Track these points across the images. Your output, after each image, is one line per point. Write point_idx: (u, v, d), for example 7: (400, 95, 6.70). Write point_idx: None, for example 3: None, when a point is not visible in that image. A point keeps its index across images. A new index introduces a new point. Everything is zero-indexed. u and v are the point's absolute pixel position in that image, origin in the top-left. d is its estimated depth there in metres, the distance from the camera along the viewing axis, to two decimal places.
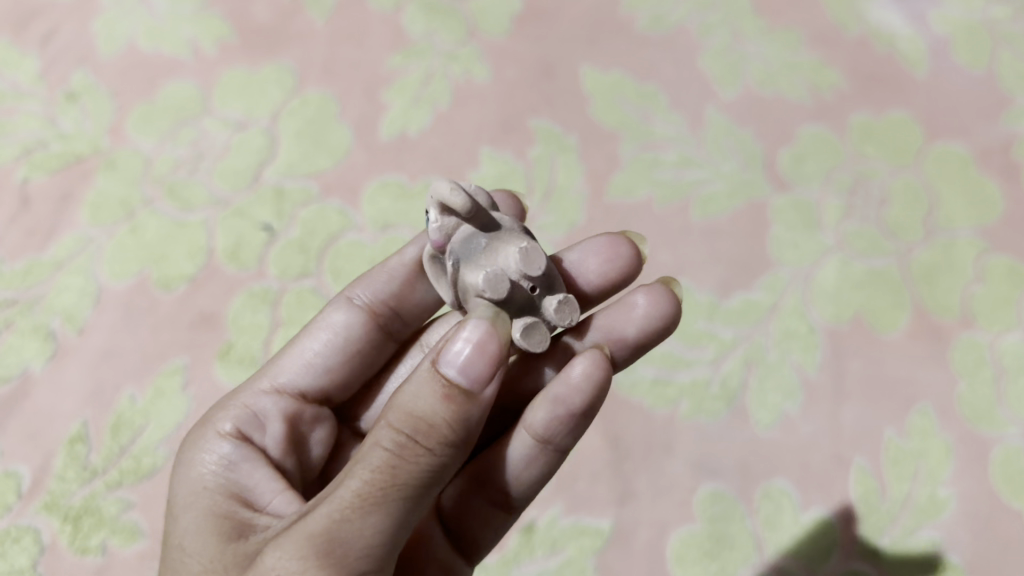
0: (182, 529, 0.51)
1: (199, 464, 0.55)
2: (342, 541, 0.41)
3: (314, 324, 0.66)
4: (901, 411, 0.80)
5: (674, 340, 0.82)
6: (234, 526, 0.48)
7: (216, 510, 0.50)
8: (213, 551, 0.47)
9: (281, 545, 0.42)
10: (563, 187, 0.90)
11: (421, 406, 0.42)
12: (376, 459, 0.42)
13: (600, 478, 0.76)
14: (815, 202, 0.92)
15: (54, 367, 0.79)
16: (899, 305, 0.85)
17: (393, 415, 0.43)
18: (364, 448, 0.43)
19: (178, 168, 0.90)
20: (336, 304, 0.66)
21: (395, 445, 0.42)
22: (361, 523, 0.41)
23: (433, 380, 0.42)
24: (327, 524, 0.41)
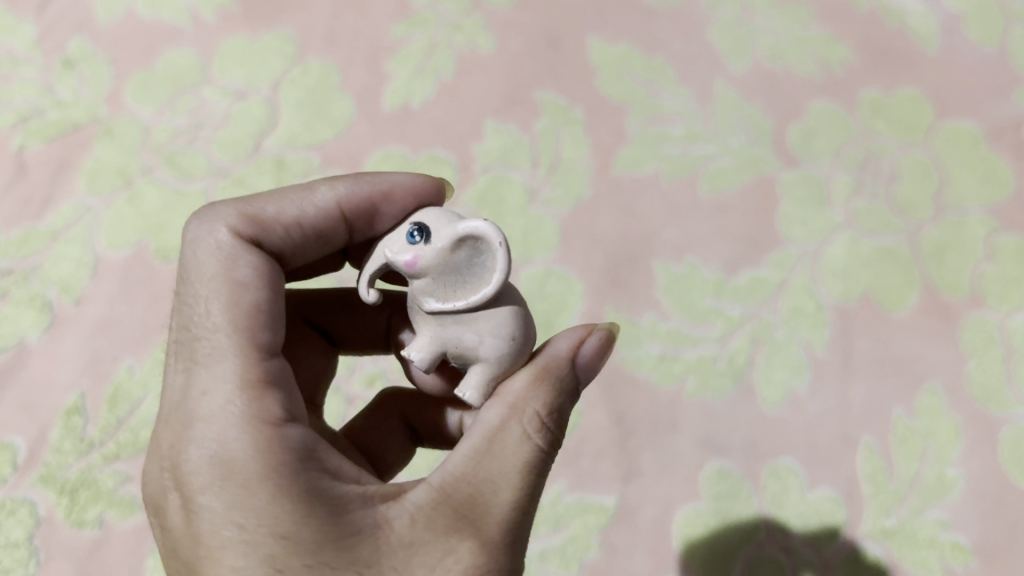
0: (283, 547, 0.43)
1: (256, 459, 0.44)
2: (515, 529, 0.47)
3: (225, 267, 0.50)
4: (910, 390, 0.79)
5: (681, 316, 0.81)
6: (357, 525, 0.44)
7: (321, 512, 0.44)
8: (360, 566, 0.43)
9: (470, 542, 0.45)
10: (569, 161, 0.89)
11: (561, 401, 0.50)
12: (536, 451, 0.47)
13: (605, 454, 0.75)
14: (824, 178, 0.90)
15: (51, 338, 0.78)
16: (909, 283, 0.84)
17: (542, 409, 0.49)
18: (517, 442, 0.47)
19: (177, 137, 0.89)
20: (229, 247, 0.51)
21: (550, 440, 0.48)
22: (527, 513, 0.47)
23: (567, 380, 0.51)
24: (508, 517, 0.46)
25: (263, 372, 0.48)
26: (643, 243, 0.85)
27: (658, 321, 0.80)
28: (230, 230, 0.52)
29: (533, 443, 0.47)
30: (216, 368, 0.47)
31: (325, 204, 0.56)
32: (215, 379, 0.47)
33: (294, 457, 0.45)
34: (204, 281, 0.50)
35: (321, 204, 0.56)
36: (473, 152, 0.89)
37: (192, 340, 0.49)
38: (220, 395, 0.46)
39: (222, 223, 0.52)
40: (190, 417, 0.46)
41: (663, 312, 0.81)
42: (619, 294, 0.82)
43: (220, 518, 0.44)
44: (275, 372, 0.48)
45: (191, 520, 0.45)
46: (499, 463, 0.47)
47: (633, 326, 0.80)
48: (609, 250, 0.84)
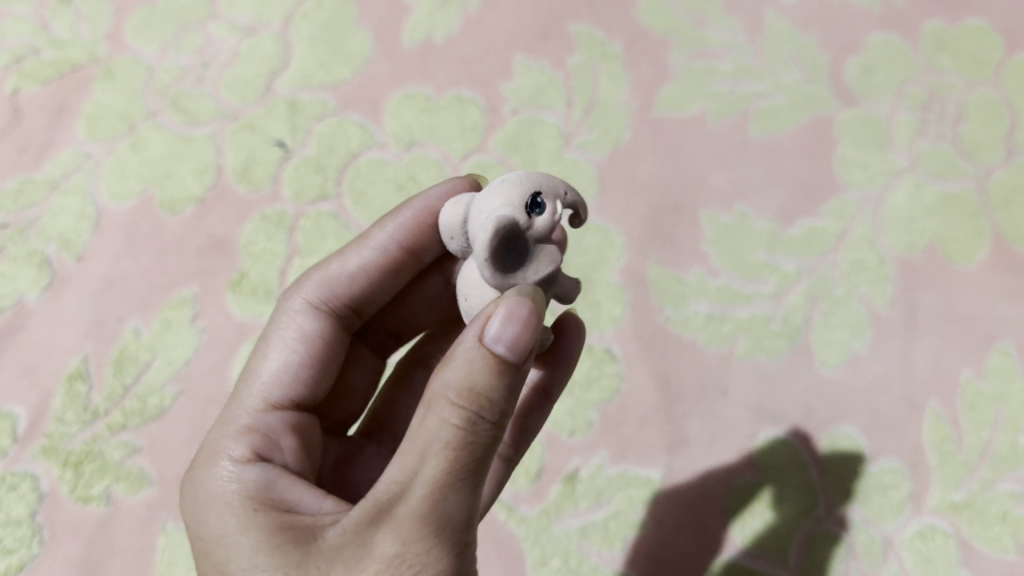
0: (232, 557, 0.42)
1: (229, 490, 0.45)
2: (445, 519, 0.38)
3: (277, 335, 0.55)
4: (978, 351, 0.72)
5: (731, 273, 0.74)
6: (294, 535, 0.41)
7: (265, 524, 0.42)
8: (286, 568, 0.40)
9: (388, 538, 0.38)
10: (607, 100, 0.82)
11: (478, 380, 0.40)
12: (446, 437, 0.39)
13: (649, 422, 0.69)
14: (885, 118, 0.82)
15: (52, 297, 0.72)
16: (978, 234, 0.76)
17: (449, 393, 0.40)
18: (427, 436, 0.39)
19: (183, 77, 0.82)
20: (296, 316, 0.55)
21: (470, 422, 0.39)
22: (458, 498, 0.39)
23: (486, 359, 0.40)
24: (426, 508, 0.38)
25: (260, 423, 0.50)
26: (688, 190, 0.78)
27: (706, 277, 0.74)
28: (306, 304, 0.55)
29: (445, 429, 0.39)
30: (234, 410, 0.51)
31: (381, 247, 0.57)
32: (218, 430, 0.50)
33: (260, 487, 0.45)
34: (264, 344, 0.55)
35: (378, 249, 0.57)
36: (502, 92, 0.82)
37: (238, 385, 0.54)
38: (225, 441, 0.49)
39: (297, 295, 0.56)
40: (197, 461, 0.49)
41: (711, 267, 0.75)
42: (663, 248, 0.75)
43: (199, 543, 0.44)
44: (270, 425, 0.50)
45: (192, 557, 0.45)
46: (411, 461, 0.39)
47: (679, 283, 0.74)
48: (651, 198, 0.78)
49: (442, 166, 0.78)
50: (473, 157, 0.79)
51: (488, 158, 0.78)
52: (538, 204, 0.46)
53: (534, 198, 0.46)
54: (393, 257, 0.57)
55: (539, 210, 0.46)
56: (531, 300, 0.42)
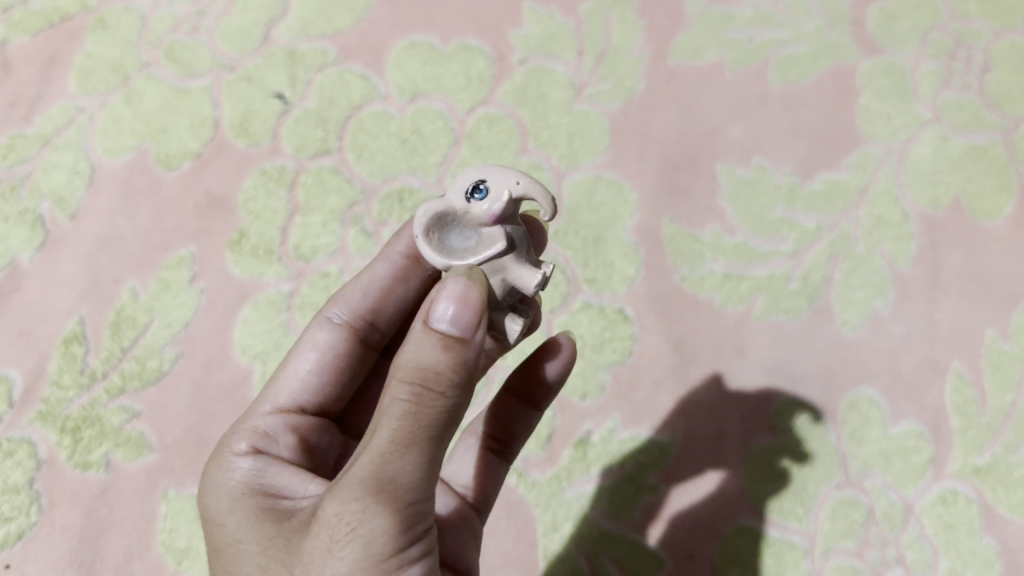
0: (219, 535, 0.43)
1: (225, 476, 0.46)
2: (390, 485, 0.37)
3: (304, 343, 0.55)
4: (1004, 310, 0.69)
5: (749, 229, 0.72)
6: (272, 516, 0.42)
7: (251, 505, 0.43)
8: (260, 541, 0.41)
9: (332, 503, 0.38)
10: (619, 49, 0.78)
11: (423, 356, 0.38)
12: (394, 412, 0.38)
13: (663, 385, 0.67)
14: (909, 67, 0.77)
15: (45, 257, 0.70)
16: (1004, 188, 0.73)
17: (398, 372, 0.38)
18: (379, 413, 0.38)
19: (177, 27, 0.78)
20: (321, 329, 0.55)
21: (418, 396, 0.38)
22: (403, 465, 0.37)
23: (431, 340, 0.38)
24: (368, 475, 0.37)
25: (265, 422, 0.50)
26: (705, 143, 0.75)
27: (722, 235, 0.72)
28: (329, 318, 0.55)
29: (395, 404, 0.38)
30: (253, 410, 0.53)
31: (393, 262, 0.56)
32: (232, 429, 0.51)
33: (254, 474, 0.45)
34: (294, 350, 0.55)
35: (392, 264, 0.56)
36: (510, 40, 0.78)
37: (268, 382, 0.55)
38: (234, 433, 0.49)
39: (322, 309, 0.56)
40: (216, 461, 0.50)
41: (728, 224, 0.72)
42: (678, 205, 0.73)
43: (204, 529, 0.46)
44: (274, 423, 0.50)
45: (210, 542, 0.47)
46: (367, 438, 0.39)
47: (694, 241, 0.71)
48: (665, 152, 0.75)
49: (448, 118, 0.75)
50: (480, 110, 0.75)
51: (496, 111, 0.75)
52: (481, 190, 0.44)
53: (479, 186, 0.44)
54: (408, 272, 0.56)
55: (478, 196, 0.44)
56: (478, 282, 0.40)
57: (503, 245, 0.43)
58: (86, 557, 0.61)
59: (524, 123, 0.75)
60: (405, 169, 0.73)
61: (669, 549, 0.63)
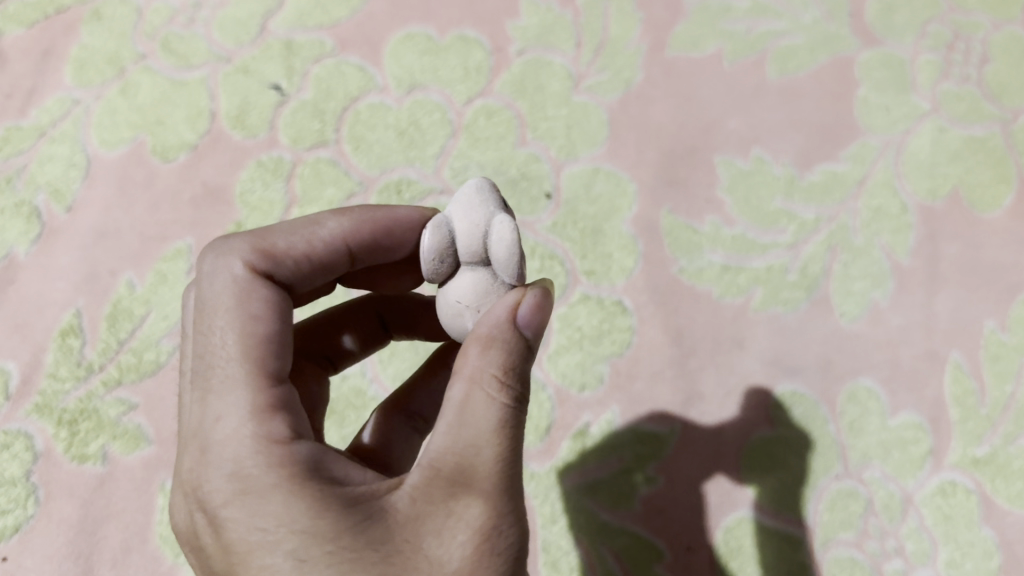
0: (309, 544, 0.38)
1: (271, 470, 0.40)
2: (512, 483, 0.41)
3: (233, 309, 0.45)
4: (1004, 301, 0.69)
5: (747, 221, 0.71)
6: (364, 514, 0.39)
7: (328, 503, 0.39)
8: (375, 546, 0.38)
9: (475, 509, 0.39)
10: (617, 40, 0.78)
11: (515, 359, 0.42)
12: (505, 413, 0.41)
13: (661, 376, 0.67)
14: (908, 59, 0.77)
15: (42, 250, 0.70)
16: (1002, 179, 0.73)
17: (492, 373, 0.41)
18: (485, 416, 0.40)
19: (174, 18, 0.78)
20: (256, 288, 0.46)
21: (516, 399, 0.41)
22: (516, 467, 0.41)
23: (519, 343, 0.42)
24: (501, 474, 0.40)
25: (275, 396, 0.43)
26: (703, 135, 0.75)
27: (721, 226, 0.71)
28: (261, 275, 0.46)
29: (502, 407, 0.41)
30: (225, 392, 0.42)
31: (332, 240, 0.50)
32: (230, 405, 0.42)
33: (309, 462, 0.41)
34: (220, 314, 0.45)
35: (327, 240, 0.50)
36: (507, 32, 0.78)
37: (204, 367, 0.44)
38: (246, 416, 0.41)
39: (234, 266, 0.46)
40: (208, 447, 0.41)
41: (727, 216, 0.72)
42: (676, 196, 0.72)
43: (243, 533, 0.39)
44: (280, 394, 0.43)
45: (219, 543, 0.40)
46: (469, 437, 0.40)
47: (693, 233, 0.71)
48: (663, 143, 0.74)
49: (445, 110, 0.75)
50: (478, 101, 0.75)
51: (494, 102, 0.75)
52: (504, 203, 0.46)
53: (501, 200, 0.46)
54: (341, 254, 0.50)
55: (508, 209, 0.46)
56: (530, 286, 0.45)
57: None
58: (83, 549, 0.61)
59: (522, 115, 0.75)
60: (402, 161, 0.73)
61: (667, 539, 0.63)
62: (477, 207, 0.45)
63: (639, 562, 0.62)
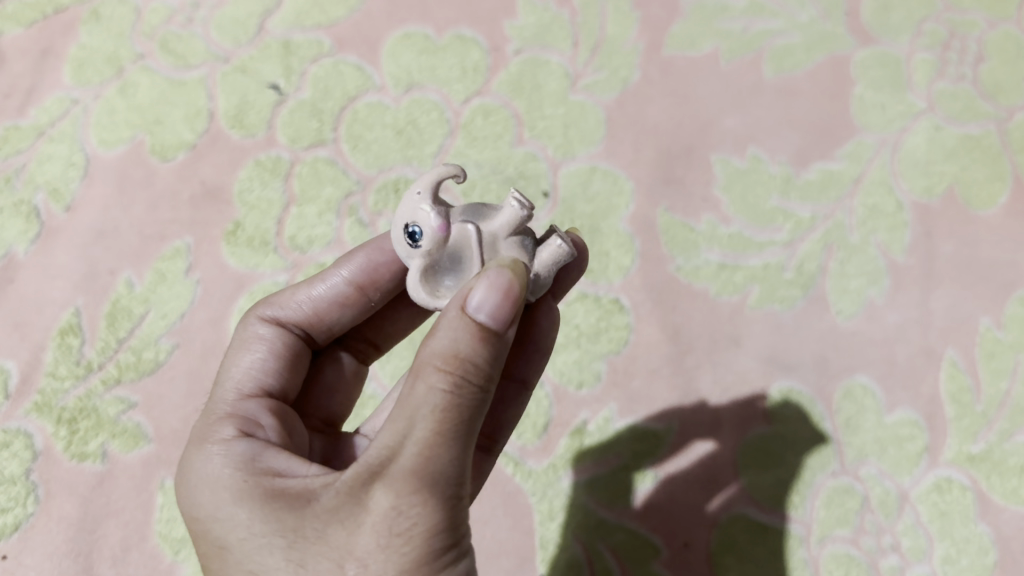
0: (228, 531, 0.40)
1: (212, 465, 0.42)
2: (440, 475, 0.37)
3: (241, 345, 0.50)
4: (999, 299, 0.69)
5: (744, 219, 0.72)
6: (285, 501, 0.39)
7: (255, 493, 0.40)
8: (284, 533, 0.38)
9: (385, 497, 0.37)
10: (614, 39, 0.78)
11: (461, 346, 0.38)
12: (434, 403, 0.37)
13: (659, 374, 0.67)
14: (904, 58, 0.77)
15: (41, 249, 0.70)
16: (998, 177, 0.73)
17: (432, 361, 0.38)
18: (415, 405, 0.38)
19: (172, 18, 0.78)
20: (259, 332, 0.51)
21: (459, 387, 0.38)
22: (449, 458, 0.37)
23: (469, 331, 0.38)
24: (419, 465, 0.37)
25: (240, 408, 0.46)
26: (700, 134, 0.75)
27: (717, 225, 0.72)
28: (270, 322, 0.51)
29: (434, 396, 0.37)
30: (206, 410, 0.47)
31: (336, 286, 0.53)
32: (205, 418, 0.46)
33: (248, 459, 0.42)
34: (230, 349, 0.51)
35: (333, 288, 0.53)
36: (504, 31, 0.78)
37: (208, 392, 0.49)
38: (211, 423, 0.45)
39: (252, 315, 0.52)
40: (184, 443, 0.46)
41: (724, 215, 0.72)
42: (673, 194, 0.73)
43: (190, 519, 0.42)
44: (249, 409, 0.46)
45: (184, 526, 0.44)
46: (399, 425, 0.38)
47: (689, 231, 0.71)
48: (660, 142, 0.75)
49: (443, 109, 0.75)
50: (475, 100, 0.75)
51: (491, 102, 0.75)
52: (413, 232, 0.44)
53: (409, 232, 0.44)
54: (349, 298, 0.53)
55: (417, 236, 0.44)
56: (509, 266, 0.40)
57: (472, 223, 0.43)
58: (83, 547, 0.61)
59: (520, 114, 0.75)
60: (401, 161, 0.73)
61: (664, 537, 0.63)
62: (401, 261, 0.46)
63: (637, 559, 0.62)
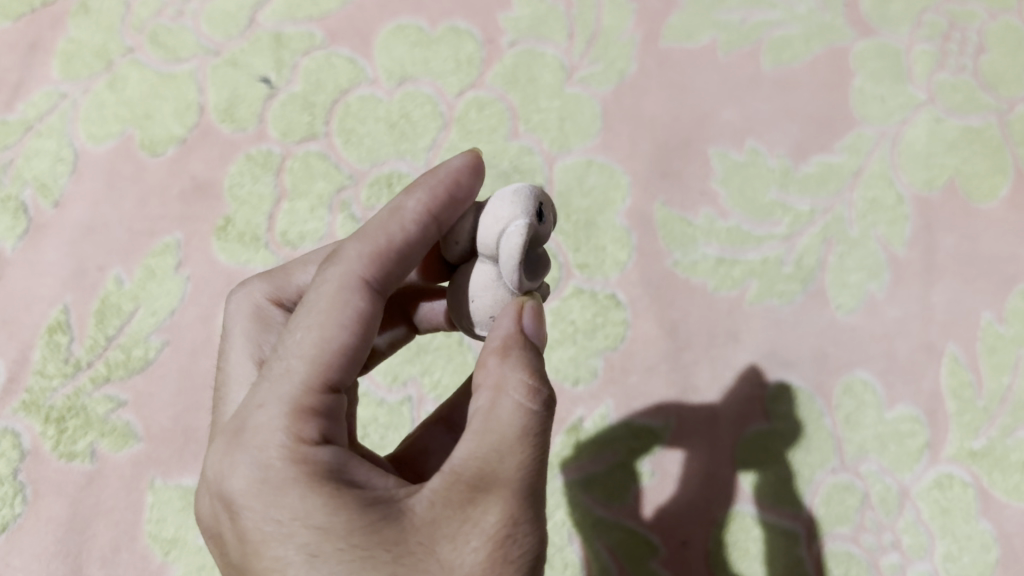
0: (320, 539, 0.36)
1: (290, 466, 0.38)
2: (535, 495, 0.39)
3: (324, 311, 0.41)
4: (1000, 293, 0.68)
5: (741, 213, 0.71)
6: (381, 512, 0.37)
7: (346, 501, 0.37)
8: (387, 546, 0.36)
9: (495, 516, 0.37)
10: (610, 31, 0.77)
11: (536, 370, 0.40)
12: (525, 420, 0.39)
13: (657, 370, 0.66)
14: (903, 49, 0.76)
15: (29, 245, 0.69)
16: (999, 169, 0.72)
17: (514, 381, 0.40)
18: (504, 421, 0.39)
19: (162, 11, 0.77)
20: (341, 295, 0.41)
21: (543, 408, 0.40)
22: (539, 478, 0.39)
23: (537, 355, 0.41)
24: (523, 483, 0.38)
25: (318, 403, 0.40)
26: (697, 127, 0.74)
27: (715, 219, 0.71)
28: (355, 278, 0.42)
29: (524, 416, 0.39)
30: (264, 394, 0.40)
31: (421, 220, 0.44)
32: (267, 405, 0.40)
33: (332, 459, 0.39)
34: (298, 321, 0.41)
35: (415, 224, 0.44)
36: (499, 23, 0.77)
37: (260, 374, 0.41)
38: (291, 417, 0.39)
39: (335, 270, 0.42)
40: (242, 431, 0.40)
41: (721, 208, 0.71)
42: (671, 188, 0.72)
43: (258, 523, 0.38)
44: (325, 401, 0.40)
45: (235, 532, 0.39)
46: (491, 442, 0.38)
47: (687, 225, 0.70)
48: (657, 135, 0.74)
49: (436, 102, 0.74)
50: (469, 93, 0.74)
51: (486, 95, 0.74)
52: (542, 211, 0.44)
53: (539, 209, 0.44)
54: (428, 232, 0.44)
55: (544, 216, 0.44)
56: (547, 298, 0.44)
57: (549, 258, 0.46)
58: (72, 548, 0.60)
59: (514, 107, 0.74)
60: (394, 154, 0.72)
61: (662, 535, 0.62)
62: (507, 206, 0.43)
63: (635, 558, 0.61)
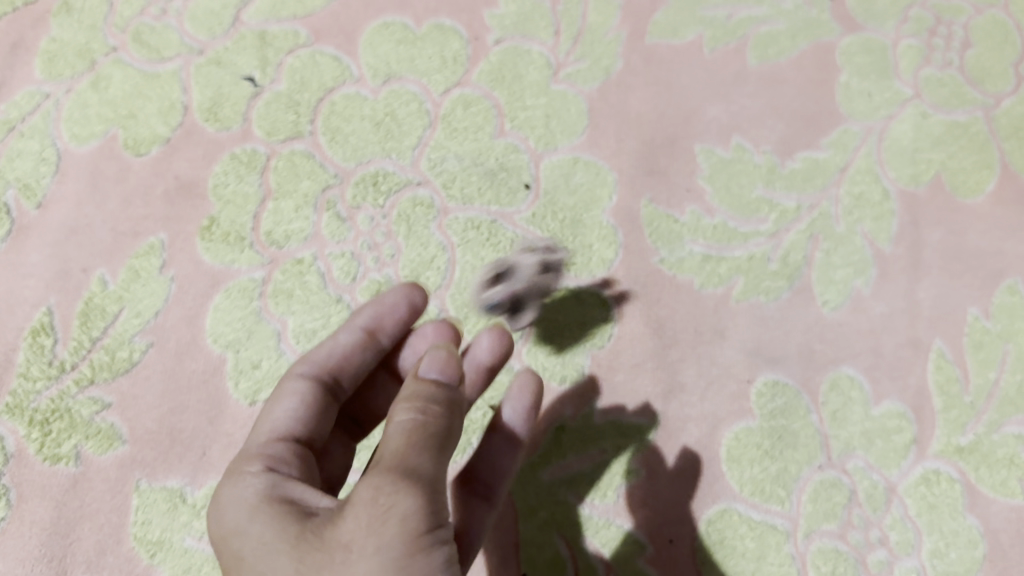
0: (242, 543, 0.40)
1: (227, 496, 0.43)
2: (418, 471, 0.39)
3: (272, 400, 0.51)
4: (987, 287, 0.68)
5: (728, 210, 0.71)
6: (287, 517, 0.40)
7: (260, 509, 0.41)
8: (287, 538, 0.39)
9: (364, 489, 0.38)
10: (596, 28, 0.77)
11: (426, 390, 0.42)
12: (406, 421, 0.40)
13: (644, 367, 0.66)
14: (889, 44, 0.76)
15: (12, 247, 0.69)
16: (985, 164, 0.72)
17: (404, 402, 0.42)
18: (392, 431, 0.40)
19: (145, 10, 0.77)
20: (291, 386, 0.51)
21: (424, 410, 0.41)
22: (427, 457, 0.40)
23: (428, 382, 0.43)
24: (399, 460, 0.39)
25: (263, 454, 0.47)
26: (683, 123, 0.74)
27: (701, 216, 0.71)
28: (300, 375, 0.52)
29: (404, 419, 0.40)
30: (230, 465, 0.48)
31: (356, 332, 0.55)
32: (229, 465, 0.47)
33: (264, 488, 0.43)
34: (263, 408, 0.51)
35: (354, 334, 0.55)
36: (485, 20, 0.77)
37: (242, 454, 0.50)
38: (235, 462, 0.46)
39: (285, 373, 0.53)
40: None
41: (707, 206, 0.71)
42: (657, 185, 0.72)
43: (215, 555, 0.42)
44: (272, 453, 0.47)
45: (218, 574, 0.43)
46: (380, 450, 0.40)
47: (673, 222, 0.70)
48: (643, 132, 0.74)
49: (422, 100, 0.74)
50: (455, 91, 0.74)
51: (471, 92, 0.74)
52: None
53: None
54: (367, 340, 0.55)
55: None
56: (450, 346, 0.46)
57: None
58: (57, 551, 0.60)
59: (500, 105, 0.74)
60: (379, 153, 0.72)
61: (648, 533, 0.62)
62: None
63: (622, 556, 0.62)
